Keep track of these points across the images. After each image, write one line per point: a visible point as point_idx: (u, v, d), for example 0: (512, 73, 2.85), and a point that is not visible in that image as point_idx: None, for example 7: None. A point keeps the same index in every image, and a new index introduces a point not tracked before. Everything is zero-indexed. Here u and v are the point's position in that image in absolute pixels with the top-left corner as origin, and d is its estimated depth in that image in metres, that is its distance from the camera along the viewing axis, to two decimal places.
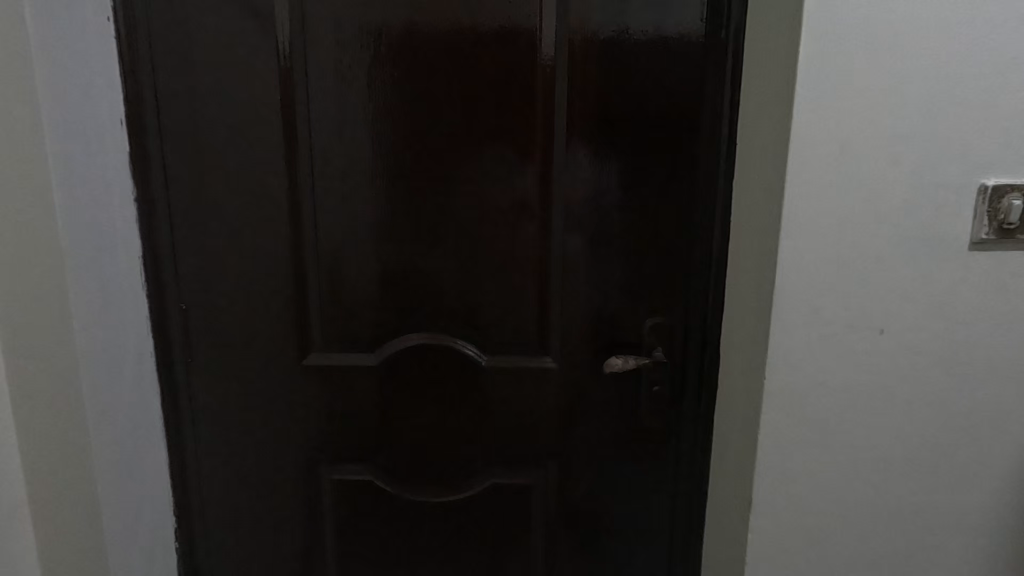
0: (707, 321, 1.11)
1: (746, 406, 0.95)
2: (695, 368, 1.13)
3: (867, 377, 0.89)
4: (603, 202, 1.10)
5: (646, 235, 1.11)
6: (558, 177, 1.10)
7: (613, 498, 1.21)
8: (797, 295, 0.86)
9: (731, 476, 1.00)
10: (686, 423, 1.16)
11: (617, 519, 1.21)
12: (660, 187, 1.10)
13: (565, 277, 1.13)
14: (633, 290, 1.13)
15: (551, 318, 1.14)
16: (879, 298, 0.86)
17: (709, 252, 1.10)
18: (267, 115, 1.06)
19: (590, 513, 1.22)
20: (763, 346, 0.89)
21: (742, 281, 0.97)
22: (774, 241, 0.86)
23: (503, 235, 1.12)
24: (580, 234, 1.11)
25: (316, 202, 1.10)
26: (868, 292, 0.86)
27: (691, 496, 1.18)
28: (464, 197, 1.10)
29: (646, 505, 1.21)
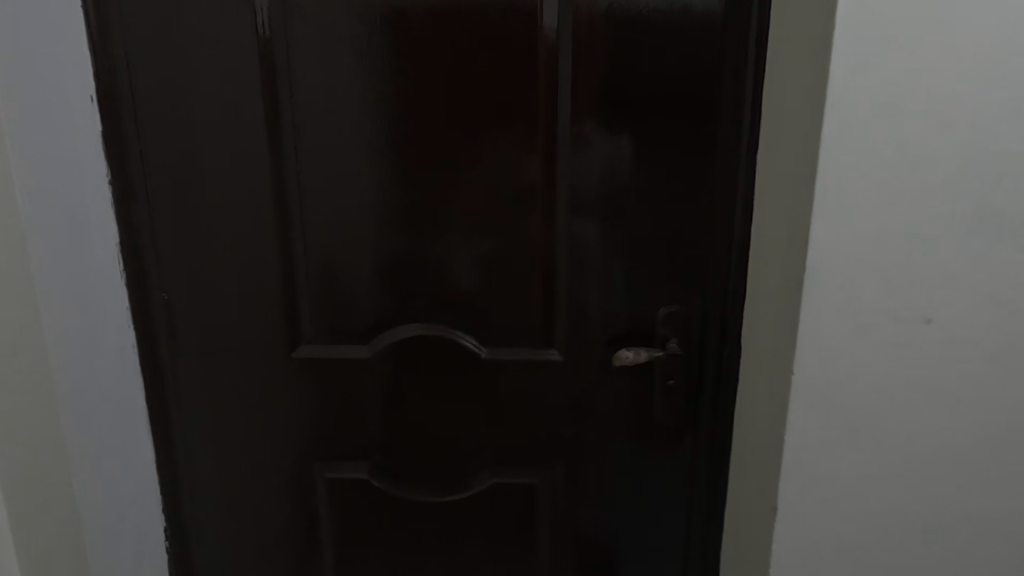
0: (727, 308, 1.02)
1: (770, 402, 0.86)
2: (714, 359, 1.04)
3: (910, 372, 0.79)
4: (614, 179, 1.01)
5: (661, 216, 1.02)
6: (564, 154, 1.00)
7: (625, 499, 1.13)
8: (831, 280, 0.76)
9: (754, 479, 0.92)
10: (703, 419, 1.07)
11: (628, 522, 1.14)
12: (677, 163, 1.00)
13: (571, 263, 1.04)
14: (647, 276, 1.04)
15: (556, 307, 1.06)
16: (927, 282, 0.76)
17: (730, 234, 1.00)
18: (245, 91, 0.99)
19: (600, 516, 1.14)
20: (790, 336, 0.79)
21: (768, 266, 0.87)
22: (806, 218, 0.76)
23: (504, 218, 1.03)
24: (587, 217, 1.02)
25: (304, 184, 1.03)
26: (913, 274, 0.76)
27: (708, 497, 1.10)
28: (462, 176, 1.02)
29: (660, 507, 1.13)
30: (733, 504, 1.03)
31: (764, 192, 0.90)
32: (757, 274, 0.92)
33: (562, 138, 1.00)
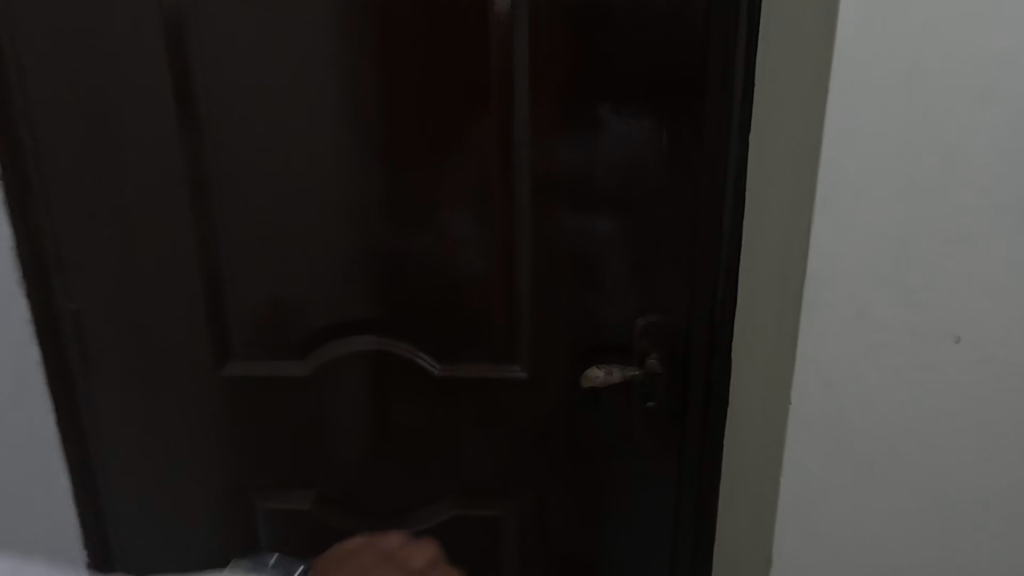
0: (715, 318, 0.88)
1: (764, 434, 0.72)
2: (702, 376, 0.90)
3: (934, 399, 0.65)
4: (582, 171, 0.87)
5: (638, 210, 0.88)
6: (523, 141, 0.86)
7: (602, 530, 1.00)
8: (838, 291, 0.62)
9: (746, 518, 0.79)
10: (690, 442, 0.94)
11: (606, 555, 1.01)
12: (656, 151, 0.86)
13: (537, 265, 0.90)
14: (624, 282, 0.90)
15: (521, 316, 0.92)
16: (956, 291, 0.62)
17: (718, 232, 0.86)
18: (152, 69, 0.85)
19: (574, 549, 1.01)
20: (787, 359, 0.66)
21: (763, 272, 0.73)
22: (807, 217, 0.62)
23: (458, 216, 0.89)
24: (554, 212, 0.88)
25: (226, 178, 0.89)
26: (940, 282, 0.62)
27: (696, 529, 0.97)
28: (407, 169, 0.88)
29: (642, 538, 1.00)
30: (724, 540, 0.90)
31: (759, 184, 0.76)
32: (752, 282, 0.78)
33: (520, 124, 0.86)
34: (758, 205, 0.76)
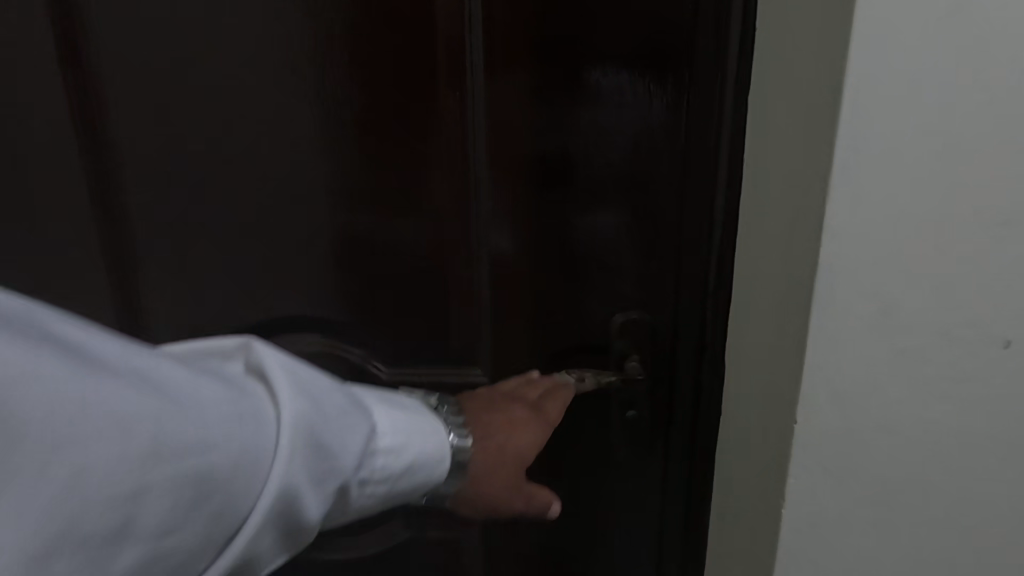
0: (706, 316, 0.75)
1: (763, 455, 0.60)
2: (690, 380, 0.77)
3: (974, 416, 0.53)
4: (548, 146, 0.73)
5: (615, 188, 0.74)
6: (477, 110, 0.72)
7: (577, 551, 0.88)
8: (855, 284, 0.50)
9: (740, 548, 0.67)
10: (677, 456, 0.81)
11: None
12: (636, 121, 0.72)
13: (497, 254, 0.77)
14: (599, 276, 0.77)
15: (479, 314, 0.79)
16: (1006, 282, 0.49)
17: (709, 216, 0.71)
18: (27, 16, 0.70)
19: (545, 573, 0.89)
20: (794, 370, 0.53)
21: (763, 259, 0.60)
22: (820, 192, 0.49)
23: (403, 199, 0.75)
24: (516, 191, 0.75)
25: (121, 156, 0.74)
26: (984, 270, 0.49)
27: (684, 553, 0.84)
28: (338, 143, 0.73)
29: (622, 561, 0.87)
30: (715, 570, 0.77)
31: (757, 156, 0.64)
32: (750, 272, 0.65)
33: (473, 89, 0.72)
34: (756, 183, 0.64)
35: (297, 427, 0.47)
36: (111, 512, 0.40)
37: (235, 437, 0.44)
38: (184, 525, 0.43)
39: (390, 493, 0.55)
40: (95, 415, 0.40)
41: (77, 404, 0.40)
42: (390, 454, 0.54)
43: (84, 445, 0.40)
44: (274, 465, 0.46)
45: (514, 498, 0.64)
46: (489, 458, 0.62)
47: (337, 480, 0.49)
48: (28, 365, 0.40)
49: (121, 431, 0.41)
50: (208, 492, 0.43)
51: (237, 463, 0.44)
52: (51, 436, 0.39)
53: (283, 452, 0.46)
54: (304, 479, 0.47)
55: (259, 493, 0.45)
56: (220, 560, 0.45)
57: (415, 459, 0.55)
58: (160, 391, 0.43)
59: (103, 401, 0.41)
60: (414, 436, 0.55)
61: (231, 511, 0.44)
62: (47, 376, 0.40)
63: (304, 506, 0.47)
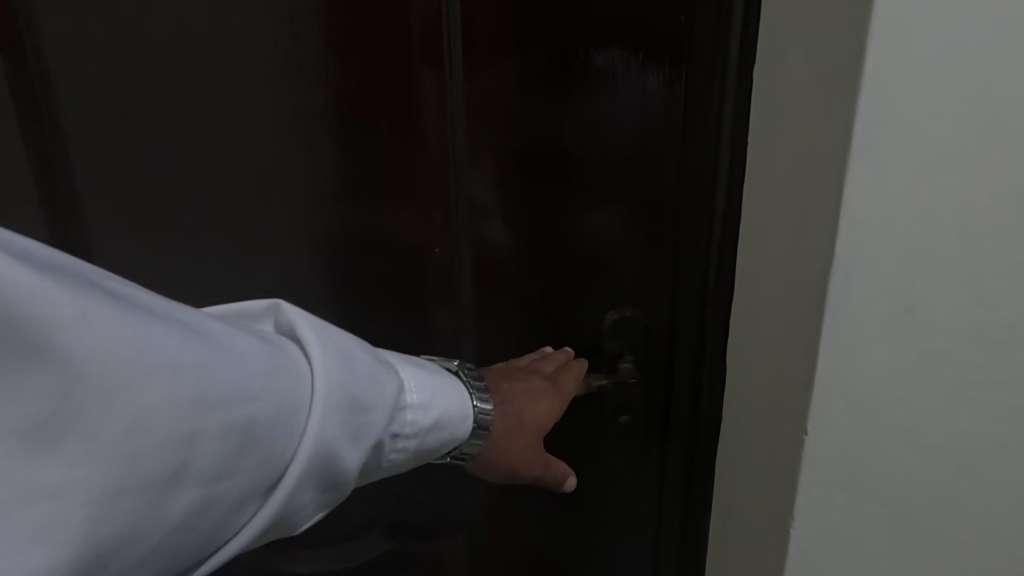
0: (705, 315, 0.67)
1: (771, 472, 0.53)
2: (689, 384, 0.71)
3: (1006, 426, 0.47)
4: (531, 132, 0.66)
5: (606, 176, 0.67)
6: (453, 93, 0.65)
7: (568, 561, 0.82)
8: (876, 279, 0.44)
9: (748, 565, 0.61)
10: (674, 464, 0.74)
11: None
12: (627, 104, 0.64)
13: (481, 247, 0.71)
14: (590, 272, 0.71)
15: (461, 313, 0.73)
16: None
17: (710, 208, 0.63)
18: None
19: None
20: (805, 375, 0.47)
21: (768, 250, 0.55)
22: (836, 175, 0.43)
23: (368, 192, 0.67)
24: (498, 179, 0.68)
25: (27, 137, 0.62)
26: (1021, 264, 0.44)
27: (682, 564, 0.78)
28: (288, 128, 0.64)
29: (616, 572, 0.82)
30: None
31: (764, 136, 0.56)
32: (757, 264, 0.58)
33: (449, 69, 0.64)
34: (765, 165, 0.56)
35: (333, 378, 0.46)
36: (159, 462, 0.39)
37: (272, 390, 0.44)
38: (227, 475, 0.42)
39: (422, 451, 0.54)
40: (138, 364, 0.38)
41: (121, 354, 0.38)
42: (420, 412, 0.54)
43: (128, 394, 0.38)
44: (311, 417, 0.45)
45: (535, 466, 0.66)
46: (515, 429, 0.63)
47: (374, 432, 0.48)
48: (68, 314, 0.37)
49: (164, 380, 0.39)
50: (250, 440, 0.42)
51: (274, 414, 0.44)
52: (94, 386, 0.37)
53: (319, 404, 0.45)
54: (342, 429, 0.46)
55: (297, 444, 0.45)
56: (261, 514, 0.45)
57: (444, 416, 0.55)
58: (197, 338, 0.42)
59: (145, 350, 0.39)
60: (440, 398, 0.55)
61: (268, 463, 0.44)
62: (87, 325, 0.38)
63: (342, 460, 0.47)
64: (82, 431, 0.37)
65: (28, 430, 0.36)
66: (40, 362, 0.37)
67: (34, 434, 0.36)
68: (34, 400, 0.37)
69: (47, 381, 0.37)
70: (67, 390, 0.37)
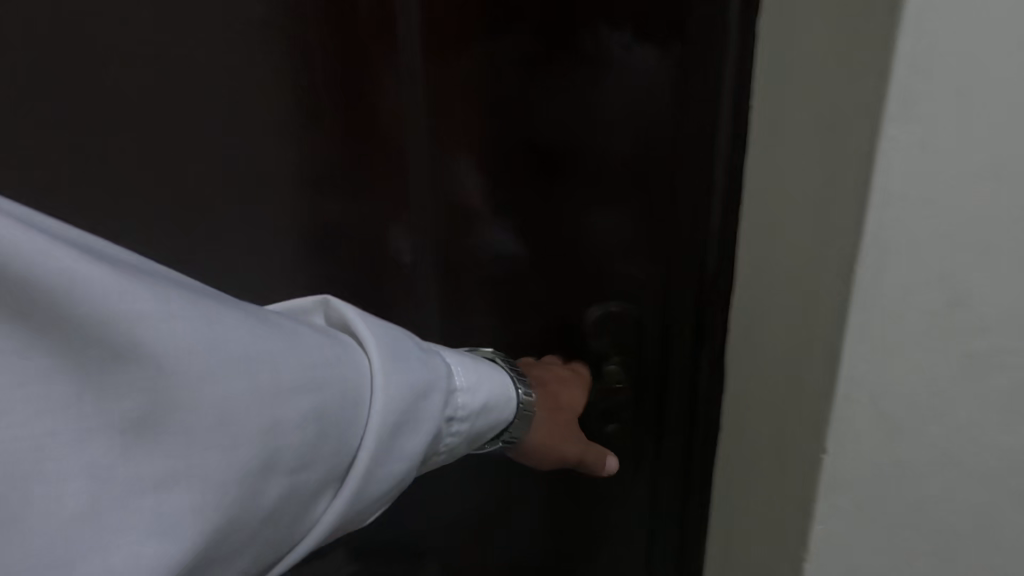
0: (702, 309, 0.59)
1: (780, 491, 0.46)
2: (685, 387, 0.63)
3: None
4: (508, 110, 0.55)
5: (594, 159, 0.57)
6: (408, 64, 0.52)
7: None
8: (914, 264, 0.36)
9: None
10: (668, 473, 0.67)
11: None
12: (620, 73, 0.54)
13: (448, 244, 0.60)
14: (578, 270, 0.61)
15: (424, 316, 0.62)
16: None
17: (709, 186, 0.55)
18: None
19: None
20: (824, 380, 0.39)
21: (778, 231, 0.46)
22: (869, 134, 0.34)
23: (308, 184, 0.55)
24: (468, 164, 0.57)
25: None
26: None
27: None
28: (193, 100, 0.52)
29: None
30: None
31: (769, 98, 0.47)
32: (762, 251, 0.49)
33: (404, 32, 0.52)
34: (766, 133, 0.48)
35: (392, 351, 0.37)
36: (235, 456, 0.29)
37: (332, 366, 0.33)
38: (301, 469, 0.31)
39: (473, 435, 0.44)
40: (214, 348, 0.29)
41: (198, 339, 0.28)
42: (472, 391, 0.42)
43: (205, 389, 0.28)
44: (378, 389, 0.35)
45: (573, 447, 0.58)
46: (549, 413, 0.57)
47: (439, 406, 0.38)
48: (138, 300, 0.27)
49: (239, 374, 0.29)
50: (323, 422, 0.32)
51: (340, 391, 0.33)
52: (176, 383, 0.28)
53: (386, 375, 0.35)
54: (413, 403, 0.36)
55: (367, 425, 0.34)
56: (333, 512, 0.34)
57: (495, 397, 0.44)
58: (263, 322, 0.32)
59: (218, 332, 0.29)
60: (487, 382, 0.44)
61: (338, 449, 0.33)
62: (154, 308, 0.28)
63: (413, 442, 0.36)
64: (180, 429, 0.28)
65: (121, 443, 0.27)
66: (121, 362, 0.27)
67: (118, 446, 0.27)
68: (115, 404, 0.27)
69: (133, 380, 0.27)
70: (159, 389, 0.28)
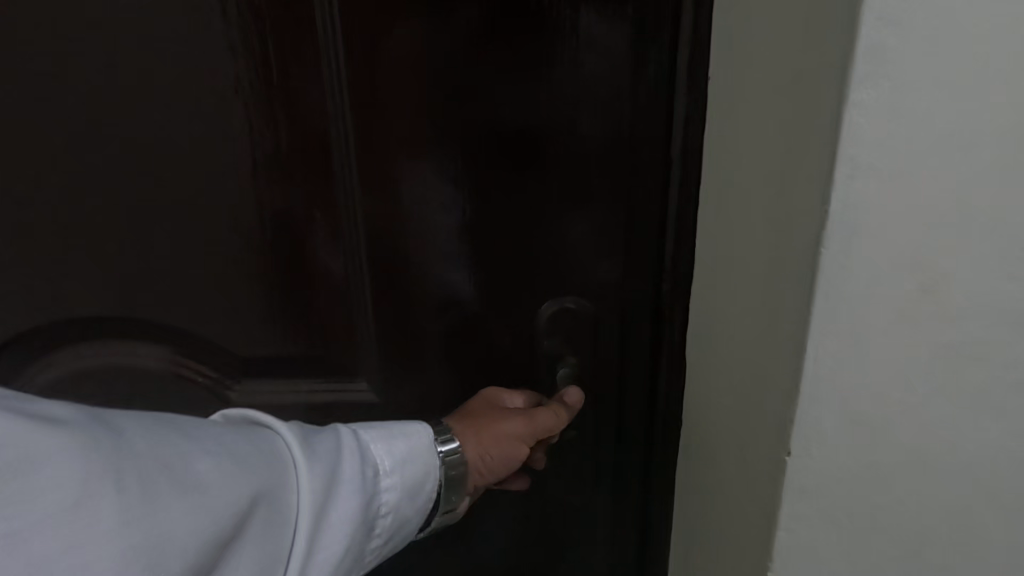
0: (660, 300, 0.55)
1: (742, 502, 0.42)
2: (643, 382, 0.59)
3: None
4: (443, 96, 0.50)
5: (545, 149, 0.52)
6: (328, 43, 0.49)
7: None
8: (881, 247, 0.32)
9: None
10: (627, 469, 0.63)
11: None
12: (565, 47, 0.49)
13: (388, 249, 0.56)
14: (529, 268, 0.57)
15: (367, 322, 0.59)
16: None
17: (665, 168, 0.51)
18: None
19: None
20: (783, 383, 0.36)
21: (737, 218, 0.42)
22: (831, 109, 0.30)
23: (232, 170, 0.52)
24: (404, 159, 0.52)
25: None
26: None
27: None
28: (110, 80, 0.49)
29: None
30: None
31: (724, 74, 0.44)
32: (722, 243, 0.45)
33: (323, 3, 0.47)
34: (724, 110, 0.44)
35: (301, 427, 0.38)
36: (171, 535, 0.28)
37: (245, 443, 0.34)
38: (234, 549, 0.31)
39: (408, 493, 0.41)
40: (119, 445, 0.30)
41: (102, 440, 0.29)
42: (386, 444, 0.41)
43: (127, 475, 0.29)
44: (301, 458, 0.35)
45: (524, 425, 0.52)
46: (500, 445, 0.50)
47: (360, 459, 0.38)
48: (31, 417, 0.29)
49: (153, 464, 0.30)
50: (255, 500, 0.32)
51: (261, 468, 0.33)
52: (92, 465, 0.28)
53: (305, 443, 0.36)
54: (339, 460, 0.37)
55: (295, 492, 0.34)
56: None
57: (414, 445, 0.42)
58: (161, 422, 0.33)
59: (121, 431, 0.31)
60: (404, 437, 0.42)
61: (277, 517, 0.33)
62: (43, 416, 0.29)
63: (351, 500, 0.36)
64: (108, 505, 0.27)
65: (60, 523, 0.26)
66: (37, 459, 0.27)
67: (67, 534, 0.26)
68: (45, 497, 0.26)
69: (57, 469, 0.27)
70: (88, 477, 0.28)
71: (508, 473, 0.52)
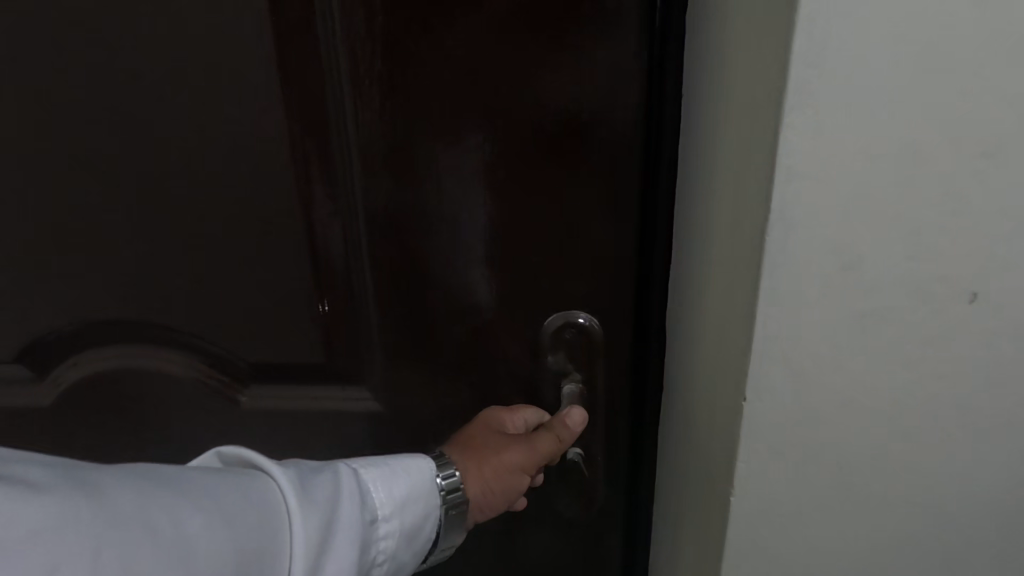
0: (647, 287, 0.65)
1: (712, 447, 0.52)
2: (632, 358, 0.69)
3: (945, 386, 0.45)
4: (464, 118, 0.59)
5: (553, 156, 0.60)
6: (365, 69, 0.58)
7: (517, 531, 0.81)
8: (811, 235, 0.41)
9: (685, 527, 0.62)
10: (617, 435, 0.73)
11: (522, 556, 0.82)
12: (570, 68, 0.57)
13: (414, 242, 0.65)
14: (537, 260, 0.65)
15: (393, 307, 0.68)
16: (991, 224, 0.41)
17: (651, 174, 0.60)
18: None
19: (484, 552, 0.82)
20: (742, 353, 0.45)
21: (707, 215, 0.52)
22: (770, 140, 0.40)
23: (283, 177, 0.62)
24: (429, 166, 0.62)
25: None
26: (960, 211, 0.40)
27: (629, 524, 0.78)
28: (187, 112, 0.60)
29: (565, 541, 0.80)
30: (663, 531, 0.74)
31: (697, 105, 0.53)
32: (697, 234, 0.55)
33: (361, 37, 0.56)
34: (699, 138, 0.53)
35: (301, 474, 0.46)
36: None
37: (249, 501, 0.42)
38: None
39: (405, 533, 0.52)
40: (105, 508, 0.37)
41: (93, 515, 0.36)
42: (384, 488, 0.52)
43: (108, 548, 0.35)
44: (303, 506, 0.44)
45: (524, 456, 0.63)
46: (500, 476, 0.62)
47: (356, 506, 0.47)
48: (36, 494, 0.36)
49: (141, 530, 0.37)
50: (248, 551, 0.39)
51: (257, 523, 0.41)
52: (75, 544, 0.35)
53: (306, 495, 0.45)
54: (336, 508, 0.46)
55: (301, 542, 0.42)
56: None
57: (412, 487, 0.54)
58: (151, 479, 0.40)
59: (113, 498, 0.38)
60: (396, 485, 0.53)
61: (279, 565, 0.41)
62: (49, 490, 0.36)
63: (348, 543, 0.45)
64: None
65: None
66: (29, 539, 0.34)
67: None
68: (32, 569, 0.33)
69: (44, 548, 0.34)
70: (69, 554, 0.34)
71: (515, 493, 0.64)
